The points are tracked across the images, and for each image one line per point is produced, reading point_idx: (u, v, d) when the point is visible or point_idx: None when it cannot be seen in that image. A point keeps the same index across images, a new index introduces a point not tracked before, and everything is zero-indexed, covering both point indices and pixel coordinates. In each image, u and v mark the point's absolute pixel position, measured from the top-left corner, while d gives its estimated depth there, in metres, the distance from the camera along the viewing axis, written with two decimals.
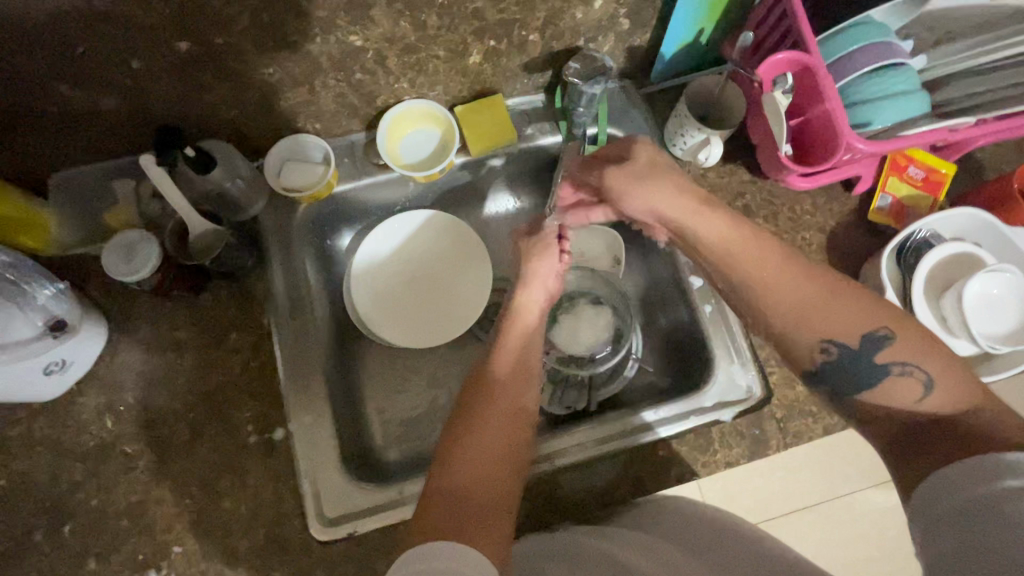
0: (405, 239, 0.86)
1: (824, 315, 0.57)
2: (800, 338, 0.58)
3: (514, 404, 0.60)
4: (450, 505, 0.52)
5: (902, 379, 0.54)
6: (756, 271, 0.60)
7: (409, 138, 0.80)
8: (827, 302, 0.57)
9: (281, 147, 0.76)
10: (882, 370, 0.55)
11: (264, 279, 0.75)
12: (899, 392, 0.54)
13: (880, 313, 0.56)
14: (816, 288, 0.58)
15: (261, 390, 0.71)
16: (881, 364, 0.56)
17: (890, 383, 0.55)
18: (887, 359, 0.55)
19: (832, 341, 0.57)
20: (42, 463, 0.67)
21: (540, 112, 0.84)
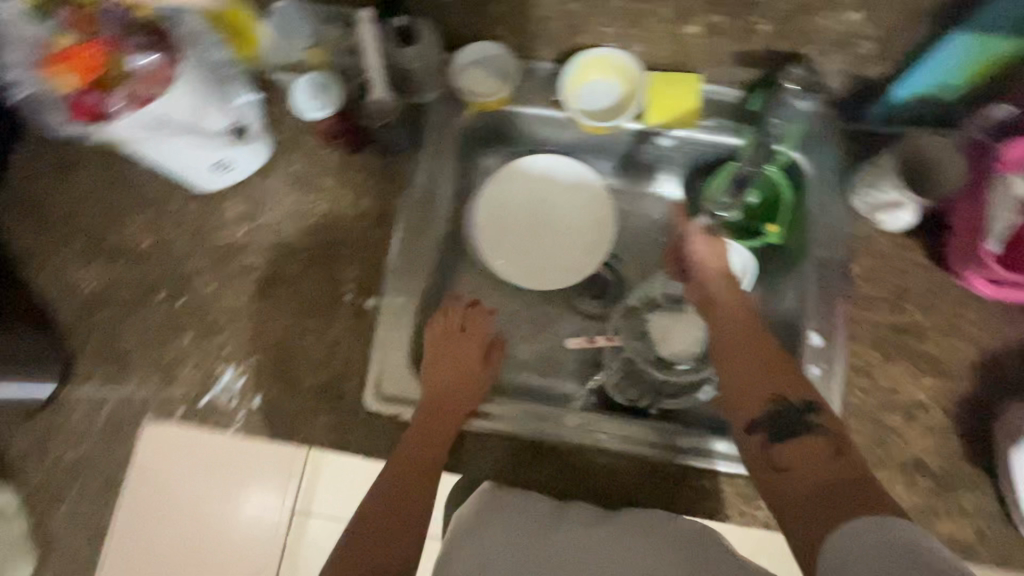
0: (542, 179, 0.86)
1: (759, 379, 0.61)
2: (751, 393, 0.60)
3: (406, 503, 0.63)
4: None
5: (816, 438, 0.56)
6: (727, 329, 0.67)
7: (592, 86, 0.78)
8: (756, 360, 0.62)
9: (476, 49, 0.77)
10: (806, 425, 0.57)
11: (410, 164, 0.78)
12: (817, 450, 0.55)
13: (774, 378, 0.61)
14: (759, 354, 0.63)
15: (369, 258, 0.76)
16: (804, 419, 0.57)
17: (804, 442, 0.56)
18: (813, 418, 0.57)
19: (780, 398, 0.59)
20: (181, 241, 0.77)
21: (729, 109, 0.78)
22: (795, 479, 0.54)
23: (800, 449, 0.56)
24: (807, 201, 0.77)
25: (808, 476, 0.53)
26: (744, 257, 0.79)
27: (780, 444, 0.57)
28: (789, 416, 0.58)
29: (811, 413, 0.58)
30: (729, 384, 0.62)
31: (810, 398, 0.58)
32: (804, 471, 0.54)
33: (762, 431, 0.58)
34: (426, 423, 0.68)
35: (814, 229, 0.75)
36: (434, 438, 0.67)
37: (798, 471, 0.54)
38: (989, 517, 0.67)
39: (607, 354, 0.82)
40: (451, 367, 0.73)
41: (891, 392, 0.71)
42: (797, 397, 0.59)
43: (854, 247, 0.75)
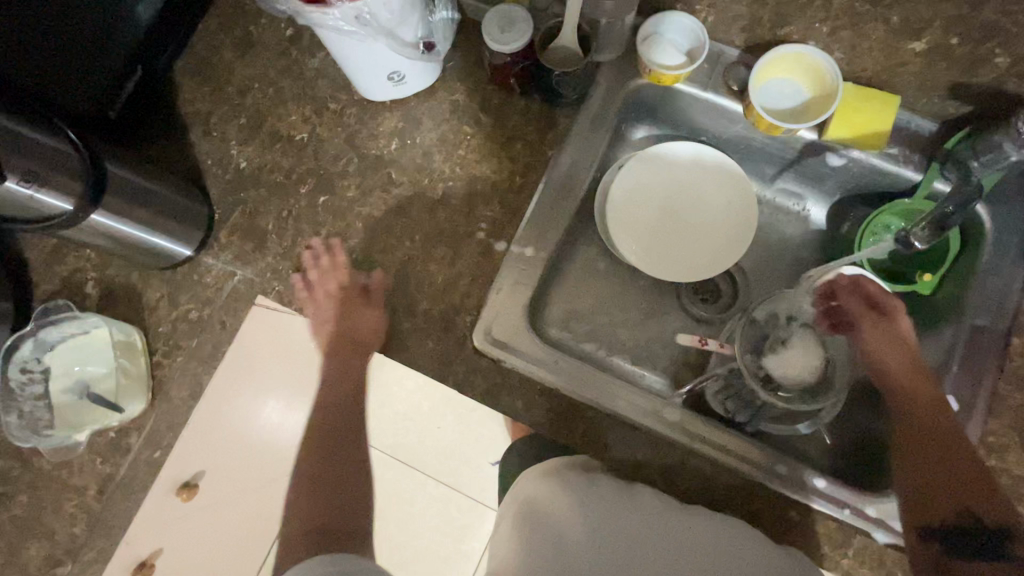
0: (696, 167, 0.83)
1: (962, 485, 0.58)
2: (939, 498, 0.59)
3: (340, 498, 0.69)
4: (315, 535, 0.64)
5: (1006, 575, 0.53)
6: (924, 417, 0.63)
7: (778, 84, 0.75)
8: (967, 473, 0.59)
9: (664, 21, 0.74)
10: (996, 557, 0.55)
11: (570, 118, 0.77)
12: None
13: (975, 491, 0.58)
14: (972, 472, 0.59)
15: (508, 202, 0.76)
16: (996, 549, 0.55)
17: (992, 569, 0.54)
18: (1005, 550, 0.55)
19: (972, 513, 0.57)
20: (334, 141, 0.78)
21: (921, 141, 0.74)
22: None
23: None
24: (978, 258, 0.72)
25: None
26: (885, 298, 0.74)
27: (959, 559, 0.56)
28: (981, 539, 0.56)
29: (1005, 541, 0.55)
30: (921, 486, 0.60)
31: (1006, 524, 0.56)
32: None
33: (939, 541, 0.57)
34: (336, 362, 0.76)
35: (979, 289, 0.71)
36: (354, 385, 0.75)
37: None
38: None
39: (713, 360, 0.79)
40: (347, 320, 0.74)
41: (1022, 480, 0.65)
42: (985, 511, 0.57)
43: (1021, 318, 0.69)
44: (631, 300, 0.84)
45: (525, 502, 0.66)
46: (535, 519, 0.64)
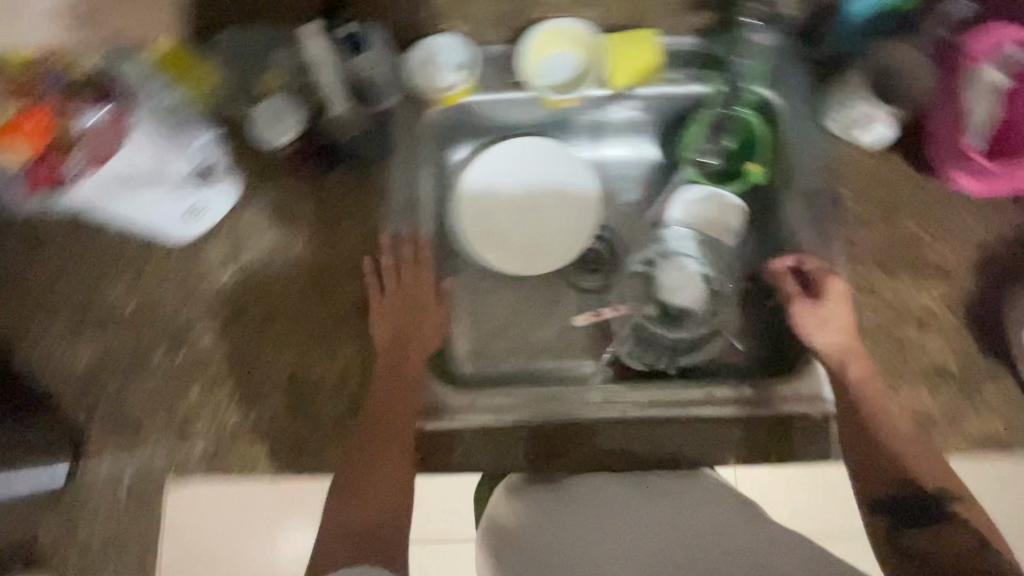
0: (527, 158, 0.80)
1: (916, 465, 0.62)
2: (877, 472, 0.62)
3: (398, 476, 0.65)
4: (350, 538, 0.60)
5: (954, 535, 0.57)
6: (863, 388, 0.66)
7: (552, 58, 0.76)
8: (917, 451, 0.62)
9: (421, 50, 0.76)
10: (939, 518, 0.58)
11: (384, 173, 0.77)
12: (964, 544, 0.57)
13: (932, 472, 0.61)
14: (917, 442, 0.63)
15: (364, 278, 0.75)
16: (939, 510, 0.59)
17: (947, 539, 0.58)
18: (948, 514, 0.58)
19: (916, 485, 0.60)
20: (168, 297, 0.74)
21: (693, 57, 0.78)
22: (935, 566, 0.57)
23: (932, 538, 0.58)
24: (789, 132, 0.75)
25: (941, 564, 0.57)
26: (734, 206, 0.79)
27: (906, 533, 0.59)
28: (927, 508, 0.59)
29: (951, 506, 0.59)
30: (874, 454, 0.63)
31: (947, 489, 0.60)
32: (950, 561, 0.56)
33: (884, 513, 0.60)
34: (389, 357, 0.70)
35: (799, 160, 0.75)
36: (407, 396, 0.68)
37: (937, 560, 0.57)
38: (1014, 404, 0.69)
39: (616, 325, 0.82)
40: (304, 424, 0.71)
41: (900, 306, 0.72)
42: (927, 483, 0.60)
43: (838, 170, 0.75)
44: (524, 306, 0.85)
45: (491, 526, 0.69)
46: (506, 549, 0.66)
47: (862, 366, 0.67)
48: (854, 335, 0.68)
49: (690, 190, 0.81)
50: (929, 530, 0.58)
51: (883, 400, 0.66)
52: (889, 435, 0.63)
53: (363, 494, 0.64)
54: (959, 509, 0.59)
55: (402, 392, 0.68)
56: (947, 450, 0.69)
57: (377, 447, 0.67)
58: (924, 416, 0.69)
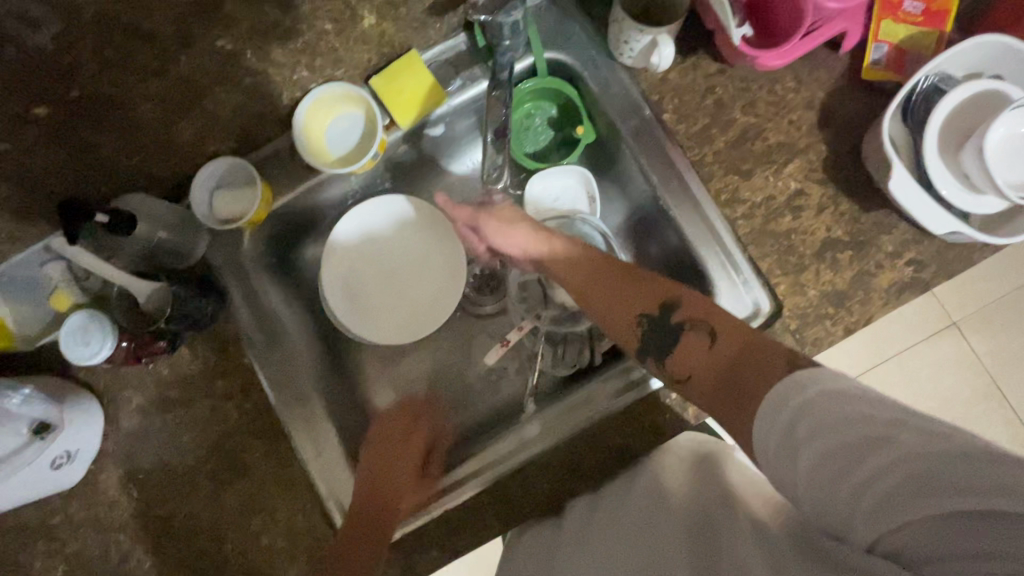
0: (369, 229, 0.82)
1: (634, 290, 0.67)
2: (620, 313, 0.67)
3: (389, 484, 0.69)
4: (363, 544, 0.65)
5: (692, 336, 0.61)
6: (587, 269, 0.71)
7: (334, 128, 0.72)
8: (620, 280, 0.69)
9: (205, 175, 0.70)
10: (680, 328, 0.63)
11: (232, 319, 0.72)
12: (699, 345, 0.60)
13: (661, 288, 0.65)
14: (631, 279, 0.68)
15: (263, 428, 0.71)
16: (676, 326, 0.63)
17: (686, 345, 0.62)
18: (681, 318, 0.63)
19: (642, 316, 0.65)
20: (89, 542, 0.68)
21: (467, 56, 0.73)
22: (697, 377, 0.59)
23: (686, 350, 0.61)
24: (590, 86, 0.74)
25: (703, 376, 0.59)
26: (577, 173, 0.78)
27: (670, 356, 0.62)
28: (666, 329, 0.63)
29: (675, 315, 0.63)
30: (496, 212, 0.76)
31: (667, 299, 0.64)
32: (700, 356, 0.60)
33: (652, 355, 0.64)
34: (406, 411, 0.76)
35: (610, 107, 0.73)
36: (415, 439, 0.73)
37: (695, 369, 0.60)
38: (912, 242, 0.67)
39: (529, 341, 0.80)
40: None
41: (769, 201, 0.69)
42: (656, 305, 0.65)
43: (653, 97, 0.72)
44: (441, 361, 0.83)
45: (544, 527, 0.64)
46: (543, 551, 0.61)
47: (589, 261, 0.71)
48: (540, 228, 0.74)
49: (543, 178, 0.79)
50: (677, 346, 0.62)
51: (613, 272, 0.69)
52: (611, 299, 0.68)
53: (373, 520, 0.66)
54: (683, 315, 0.63)
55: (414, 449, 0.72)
56: (874, 316, 0.67)
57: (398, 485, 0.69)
58: (836, 296, 0.67)
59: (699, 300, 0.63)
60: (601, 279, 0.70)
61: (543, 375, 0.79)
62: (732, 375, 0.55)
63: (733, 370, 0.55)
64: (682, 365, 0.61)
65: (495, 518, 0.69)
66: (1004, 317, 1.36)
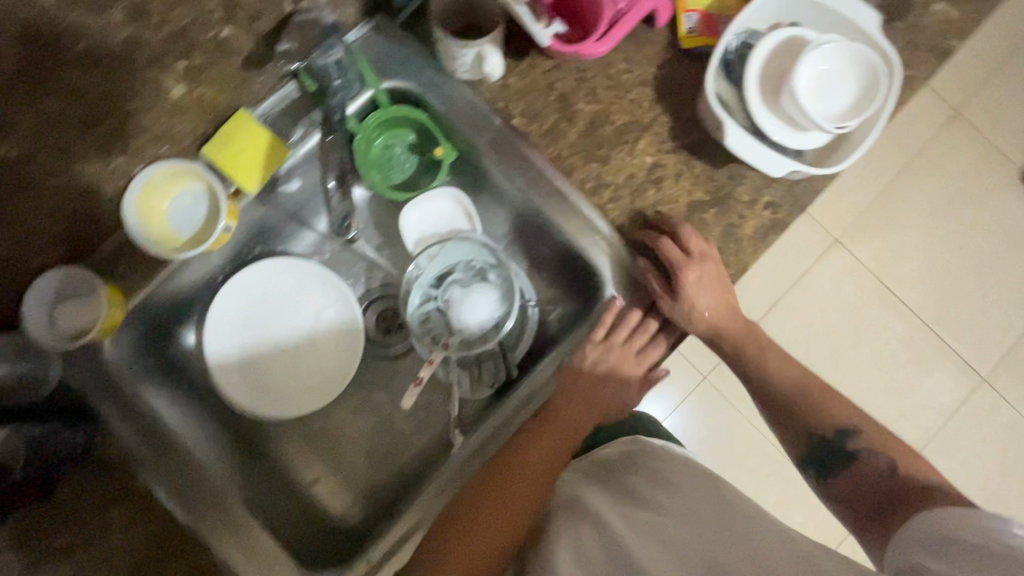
0: (249, 301, 0.76)
1: (835, 403, 0.68)
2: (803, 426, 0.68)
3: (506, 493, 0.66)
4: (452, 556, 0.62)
5: (869, 463, 0.64)
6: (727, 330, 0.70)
7: (176, 207, 0.67)
8: (796, 406, 0.69)
9: (37, 296, 0.63)
10: (852, 454, 0.65)
11: (114, 440, 0.67)
12: (872, 471, 0.64)
13: (847, 411, 0.68)
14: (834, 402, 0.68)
15: (177, 547, 0.64)
16: (850, 452, 0.66)
17: (859, 470, 0.64)
18: (857, 445, 0.65)
19: (815, 432, 0.67)
20: None
21: (301, 102, 0.70)
22: (862, 495, 0.63)
23: (855, 479, 0.64)
24: (436, 107, 0.73)
25: (869, 492, 0.63)
26: (448, 195, 0.78)
27: (832, 475, 0.66)
28: (837, 453, 0.66)
29: (849, 440, 0.66)
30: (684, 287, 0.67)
31: (848, 425, 0.67)
32: (874, 482, 0.63)
33: (814, 470, 0.67)
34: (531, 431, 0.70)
35: (461, 125, 0.72)
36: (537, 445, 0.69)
37: (854, 497, 0.64)
38: (763, 188, 0.71)
39: (441, 371, 0.78)
40: None
41: (631, 180, 0.71)
42: (834, 428, 0.67)
43: (499, 105, 0.72)
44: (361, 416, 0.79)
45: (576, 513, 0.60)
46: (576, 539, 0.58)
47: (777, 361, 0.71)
48: (724, 283, 0.68)
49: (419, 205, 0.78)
50: (847, 469, 0.65)
51: (817, 389, 0.69)
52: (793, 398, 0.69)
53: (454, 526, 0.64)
54: (862, 441, 0.66)
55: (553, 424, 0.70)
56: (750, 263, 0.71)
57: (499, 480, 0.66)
58: None
59: (875, 426, 0.66)
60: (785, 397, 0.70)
61: (466, 401, 0.78)
62: (895, 500, 0.60)
63: (907, 499, 0.59)
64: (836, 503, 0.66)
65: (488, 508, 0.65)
66: (879, 225, 1.50)
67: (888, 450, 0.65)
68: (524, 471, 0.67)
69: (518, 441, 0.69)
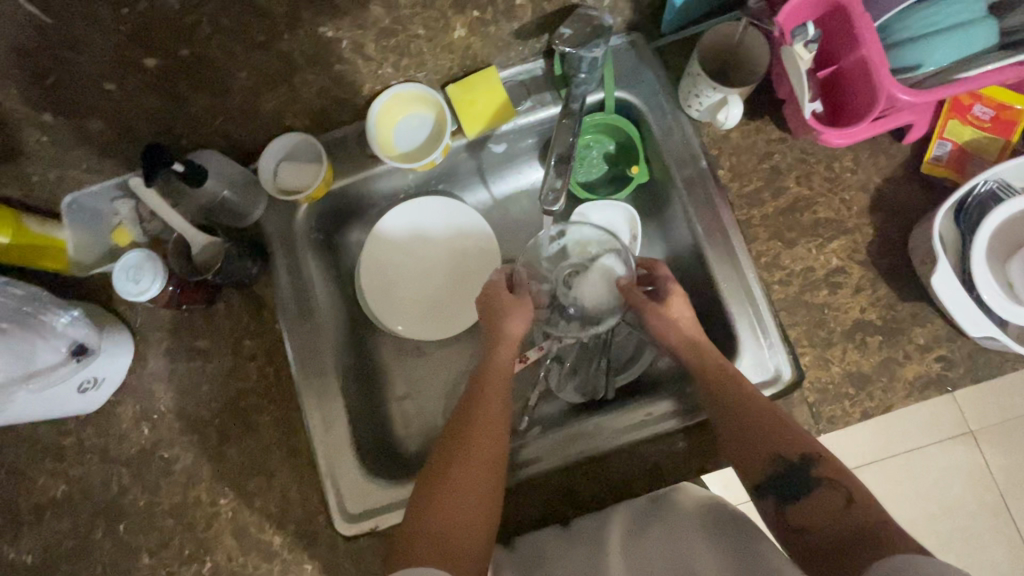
0: (410, 224, 0.84)
1: (787, 428, 0.61)
2: (750, 457, 0.61)
3: (479, 501, 0.60)
4: (434, 547, 0.56)
5: (824, 491, 0.57)
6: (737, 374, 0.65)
7: (405, 123, 0.77)
8: (752, 408, 0.62)
9: (275, 147, 0.75)
10: (814, 481, 0.58)
11: (272, 285, 0.76)
12: (831, 502, 0.57)
13: (790, 434, 0.61)
14: (756, 406, 0.63)
15: (281, 396, 0.74)
16: (813, 476, 0.59)
17: (814, 498, 0.58)
18: (820, 473, 0.59)
19: (780, 457, 0.60)
20: (94, 468, 0.73)
21: (540, 80, 0.77)
22: (816, 538, 0.56)
23: (811, 505, 0.57)
24: (652, 129, 0.76)
25: (820, 539, 0.55)
26: (623, 211, 0.80)
27: (792, 505, 0.59)
28: (797, 475, 0.59)
29: (812, 467, 0.59)
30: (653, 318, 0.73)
31: (808, 449, 0.60)
32: (830, 514, 0.56)
33: (772, 493, 0.60)
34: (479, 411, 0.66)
35: (669, 155, 0.74)
36: (492, 429, 0.65)
37: (816, 525, 0.56)
38: (944, 340, 0.67)
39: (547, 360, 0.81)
40: (260, 558, 0.69)
41: (807, 272, 0.70)
42: (796, 453, 0.60)
43: (711, 152, 0.74)
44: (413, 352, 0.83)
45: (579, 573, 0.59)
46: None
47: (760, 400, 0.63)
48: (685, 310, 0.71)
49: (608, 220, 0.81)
50: (806, 498, 0.58)
51: (774, 426, 0.61)
52: (749, 432, 0.62)
53: (432, 530, 0.58)
54: (821, 470, 0.59)
55: (505, 376, 0.70)
56: (896, 405, 0.67)
57: (451, 470, 0.62)
58: (860, 378, 0.67)
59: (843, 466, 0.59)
60: (755, 421, 0.62)
61: (554, 397, 0.80)
62: (860, 543, 0.51)
63: (864, 543, 0.51)
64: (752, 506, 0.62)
65: (440, 514, 0.58)
66: None
67: (851, 484, 0.57)
68: (486, 445, 0.64)
69: (471, 416, 0.66)
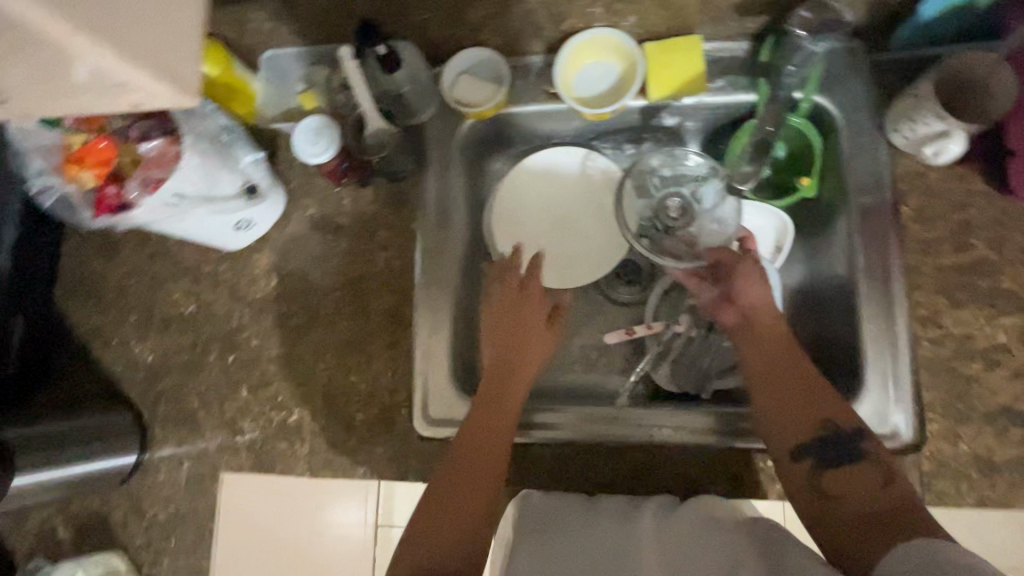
0: (548, 169, 0.83)
1: (831, 405, 0.58)
2: (789, 417, 0.58)
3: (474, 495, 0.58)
4: (427, 536, 0.55)
5: (861, 471, 0.54)
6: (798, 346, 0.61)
7: (592, 69, 0.76)
8: (797, 383, 0.59)
9: (462, 57, 0.76)
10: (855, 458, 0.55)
11: (418, 186, 0.79)
12: (868, 478, 0.54)
13: (833, 408, 0.57)
14: (800, 371, 0.60)
15: (398, 289, 0.77)
16: (858, 448, 0.55)
17: (853, 472, 0.54)
18: (867, 448, 0.55)
19: (829, 422, 0.57)
20: (221, 300, 0.80)
21: (740, 62, 0.74)
22: (845, 505, 0.52)
23: (852, 476, 0.54)
24: (840, 144, 0.71)
25: (853, 508, 0.51)
26: (778, 218, 0.76)
27: (829, 469, 0.55)
28: (846, 446, 0.56)
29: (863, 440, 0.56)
30: (733, 273, 0.69)
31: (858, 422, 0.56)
32: (866, 491, 0.52)
33: (811, 457, 0.56)
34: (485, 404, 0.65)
35: (853, 175, 0.70)
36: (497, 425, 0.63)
37: (852, 496, 0.53)
38: None
39: (652, 343, 0.80)
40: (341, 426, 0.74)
41: (965, 339, 0.65)
42: (849, 421, 0.56)
43: (899, 185, 0.69)
44: None
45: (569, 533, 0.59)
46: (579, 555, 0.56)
47: (812, 383, 0.59)
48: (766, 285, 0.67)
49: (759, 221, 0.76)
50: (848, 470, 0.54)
51: (819, 402, 0.58)
52: (789, 396, 0.59)
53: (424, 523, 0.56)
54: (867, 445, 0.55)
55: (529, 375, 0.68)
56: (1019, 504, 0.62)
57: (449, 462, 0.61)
58: (988, 464, 0.62)
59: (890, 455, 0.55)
60: (797, 398, 0.58)
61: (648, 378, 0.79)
62: (890, 520, 0.48)
63: (894, 522, 0.48)
64: (781, 471, 0.58)
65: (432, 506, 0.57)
66: None
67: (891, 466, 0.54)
68: (489, 442, 0.62)
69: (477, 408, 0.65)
